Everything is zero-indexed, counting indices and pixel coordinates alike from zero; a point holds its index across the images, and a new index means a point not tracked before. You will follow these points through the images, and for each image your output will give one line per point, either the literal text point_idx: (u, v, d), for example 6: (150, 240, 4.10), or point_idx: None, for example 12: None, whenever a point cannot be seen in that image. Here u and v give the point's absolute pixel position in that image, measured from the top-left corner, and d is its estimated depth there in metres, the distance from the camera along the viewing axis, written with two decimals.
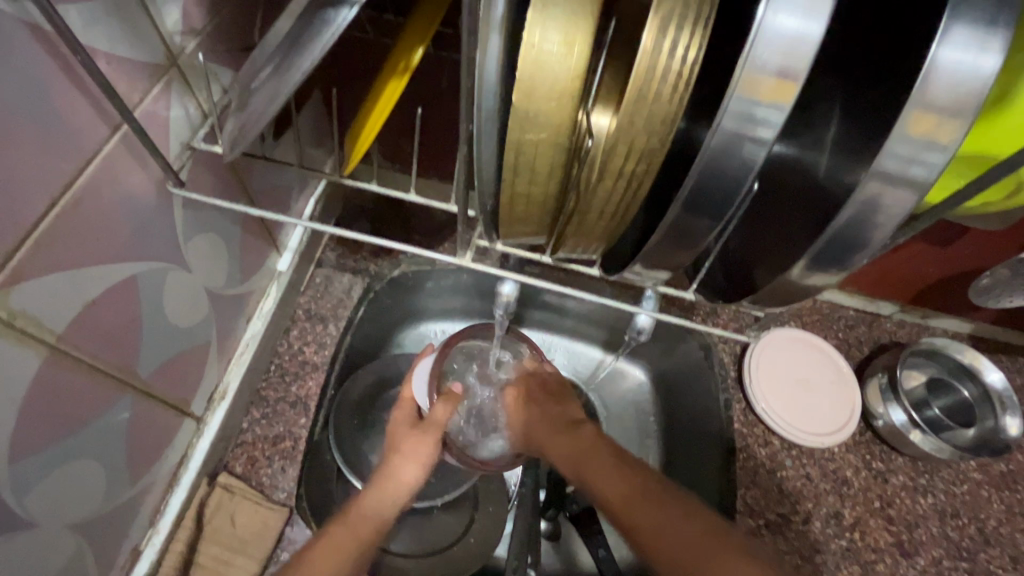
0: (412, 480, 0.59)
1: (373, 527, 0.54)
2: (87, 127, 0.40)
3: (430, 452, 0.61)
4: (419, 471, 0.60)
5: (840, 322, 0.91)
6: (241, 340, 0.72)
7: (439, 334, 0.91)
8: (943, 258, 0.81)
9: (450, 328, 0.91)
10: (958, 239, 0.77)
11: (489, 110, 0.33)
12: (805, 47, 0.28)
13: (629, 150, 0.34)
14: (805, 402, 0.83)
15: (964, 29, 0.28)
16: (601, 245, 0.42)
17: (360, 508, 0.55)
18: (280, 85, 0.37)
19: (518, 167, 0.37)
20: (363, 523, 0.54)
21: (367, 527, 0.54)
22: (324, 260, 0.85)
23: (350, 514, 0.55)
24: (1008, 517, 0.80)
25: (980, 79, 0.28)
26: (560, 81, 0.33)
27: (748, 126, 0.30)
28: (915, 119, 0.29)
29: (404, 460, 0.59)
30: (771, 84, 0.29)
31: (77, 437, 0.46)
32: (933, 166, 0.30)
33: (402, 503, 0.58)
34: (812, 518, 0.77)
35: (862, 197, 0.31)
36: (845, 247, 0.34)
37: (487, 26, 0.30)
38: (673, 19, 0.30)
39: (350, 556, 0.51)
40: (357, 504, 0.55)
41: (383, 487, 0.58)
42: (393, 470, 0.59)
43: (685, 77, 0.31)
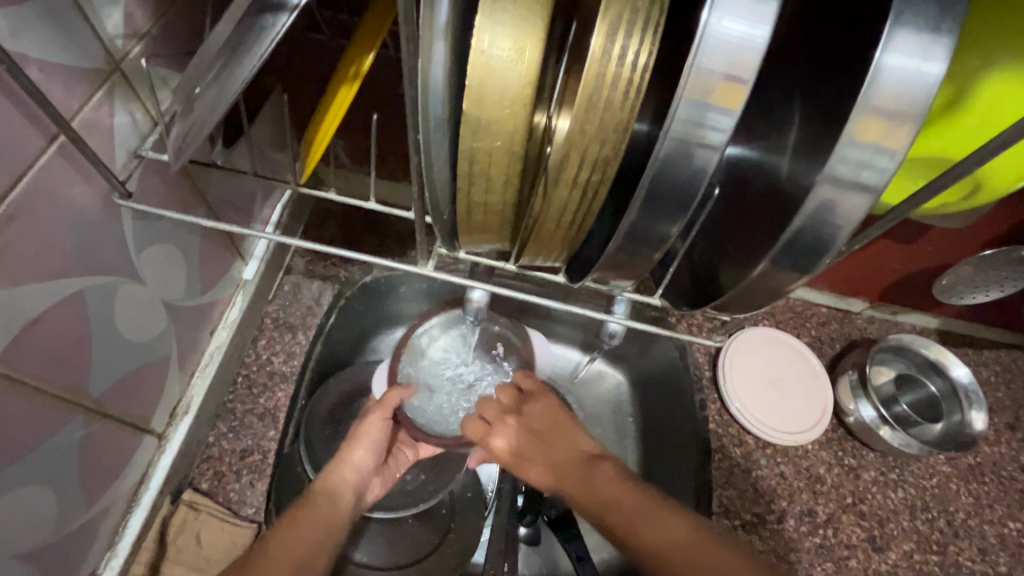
0: (363, 462, 0.63)
1: (331, 500, 0.58)
2: (20, 139, 0.38)
3: (382, 433, 0.64)
4: (373, 453, 0.64)
5: (813, 320, 0.91)
6: (204, 352, 0.70)
7: None
8: (908, 256, 0.82)
9: None
10: (925, 237, 0.78)
11: (437, 119, 0.32)
12: (751, 52, 0.27)
13: (583, 158, 0.33)
14: (778, 400, 0.84)
15: (909, 33, 0.28)
16: (562, 253, 0.42)
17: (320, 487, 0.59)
18: (222, 93, 0.35)
19: (472, 176, 0.36)
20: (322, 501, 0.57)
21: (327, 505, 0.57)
22: (293, 267, 0.83)
23: (311, 494, 0.58)
24: (975, 509, 0.82)
25: (927, 84, 0.28)
26: (511, 87, 0.32)
27: (697, 132, 0.29)
28: (864, 125, 0.29)
29: (359, 442, 0.63)
30: (719, 90, 0.28)
31: (21, 463, 0.44)
32: (883, 171, 0.29)
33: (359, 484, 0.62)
34: (786, 516, 0.78)
35: (816, 203, 0.31)
36: (803, 253, 0.33)
37: (429, 33, 0.29)
38: (622, 23, 0.29)
39: (309, 530, 0.54)
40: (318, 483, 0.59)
41: (343, 467, 0.62)
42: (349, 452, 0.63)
43: (635, 83, 0.30)
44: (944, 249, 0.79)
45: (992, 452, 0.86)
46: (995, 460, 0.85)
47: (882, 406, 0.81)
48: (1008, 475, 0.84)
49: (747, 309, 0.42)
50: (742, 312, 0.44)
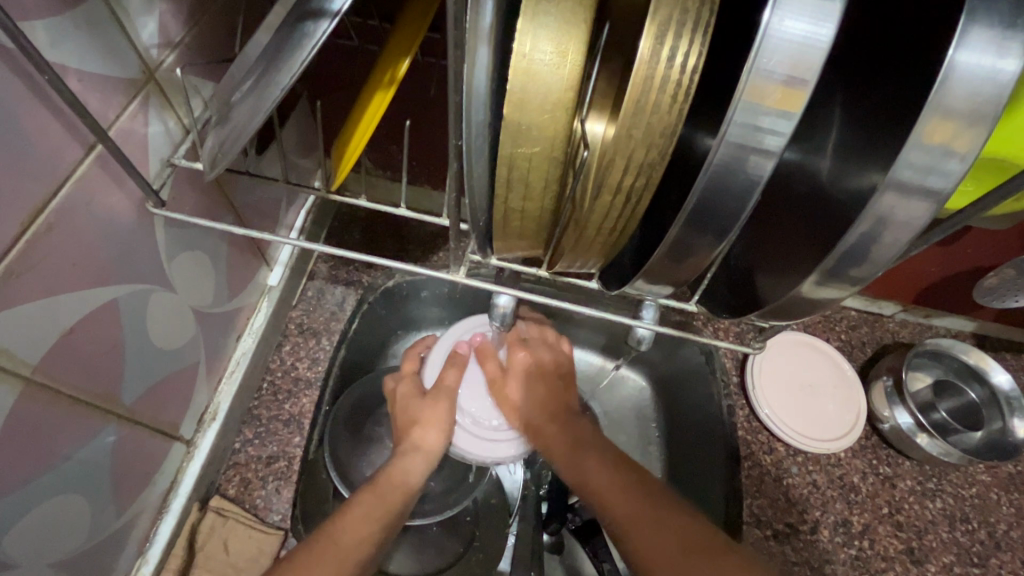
0: (434, 446, 0.64)
1: (397, 493, 0.60)
2: (60, 149, 0.38)
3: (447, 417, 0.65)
4: (441, 436, 0.65)
5: (843, 324, 0.89)
6: (231, 358, 0.70)
7: None
8: (944, 258, 0.80)
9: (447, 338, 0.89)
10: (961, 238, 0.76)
11: (479, 124, 0.31)
12: (814, 53, 0.26)
13: (628, 164, 0.32)
14: (808, 407, 0.81)
15: (981, 31, 0.26)
16: (598, 260, 0.41)
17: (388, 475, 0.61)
18: (260, 101, 0.35)
19: (511, 182, 0.35)
20: (390, 489, 0.60)
21: (395, 492, 0.60)
22: (316, 273, 0.83)
23: (379, 481, 0.61)
24: (1018, 520, 0.79)
25: (1001, 84, 0.27)
26: (553, 91, 0.32)
27: (754, 137, 0.28)
28: (931, 128, 0.27)
29: (427, 430, 0.64)
30: (778, 93, 0.27)
31: (56, 472, 0.44)
32: (950, 175, 0.28)
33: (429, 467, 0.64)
34: (819, 527, 0.75)
35: (875, 209, 0.30)
36: (858, 259, 0.32)
37: (474, 37, 0.28)
38: (672, 25, 0.28)
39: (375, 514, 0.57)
40: (386, 472, 0.61)
41: (411, 456, 0.63)
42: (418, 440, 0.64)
43: (685, 86, 0.29)
44: (982, 250, 0.76)
45: None
46: None
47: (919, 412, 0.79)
48: None
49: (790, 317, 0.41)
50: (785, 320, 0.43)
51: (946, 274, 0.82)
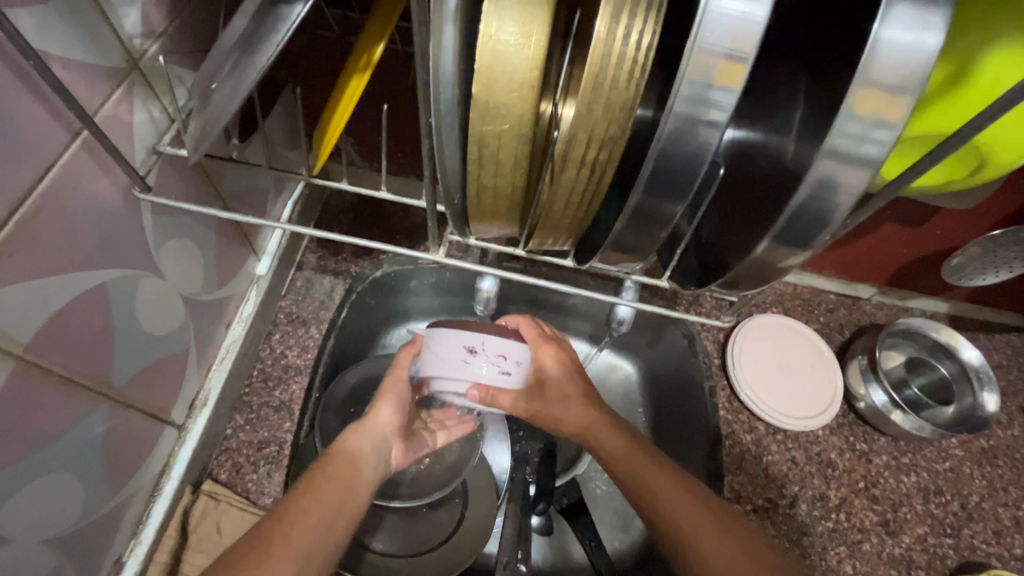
0: (388, 418, 0.67)
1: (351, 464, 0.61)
2: (46, 133, 0.39)
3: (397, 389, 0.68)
4: (395, 410, 0.67)
5: (821, 307, 0.92)
6: (221, 346, 0.71)
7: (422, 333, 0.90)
8: (915, 241, 0.82)
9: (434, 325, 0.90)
10: (930, 220, 0.78)
11: (448, 102, 0.33)
12: (751, 28, 0.28)
13: (590, 139, 0.34)
14: (787, 386, 0.84)
15: (905, 6, 0.28)
16: (571, 236, 0.43)
17: (340, 446, 0.63)
18: (239, 84, 0.37)
19: (482, 159, 0.37)
20: (342, 456, 0.61)
21: (346, 459, 0.61)
22: (305, 263, 0.85)
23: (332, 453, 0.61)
24: (989, 492, 0.81)
25: (924, 56, 0.29)
26: (519, 70, 0.33)
27: (700, 108, 0.30)
28: (863, 98, 0.29)
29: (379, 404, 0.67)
30: (720, 67, 0.29)
31: (47, 451, 0.45)
32: (883, 144, 0.30)
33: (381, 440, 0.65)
34: (798, 501, 0.78)
35: (817, 177, 0.32)
36: (807, 227, 0.34)
37: (440, 17, 0.30)
38: (625, 4, 0.30)
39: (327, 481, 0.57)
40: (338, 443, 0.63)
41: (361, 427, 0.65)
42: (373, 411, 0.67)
43: (640, 63, 0.31)
44: (950, 231, 0.79)
45: (1005, 436, 0.86)
46: (1008, 443, 0.85)
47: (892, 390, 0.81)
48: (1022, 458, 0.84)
49: (754, 287, 0.43)
50: (750, 292, 0.45)
51: (918, 256, 0.84)
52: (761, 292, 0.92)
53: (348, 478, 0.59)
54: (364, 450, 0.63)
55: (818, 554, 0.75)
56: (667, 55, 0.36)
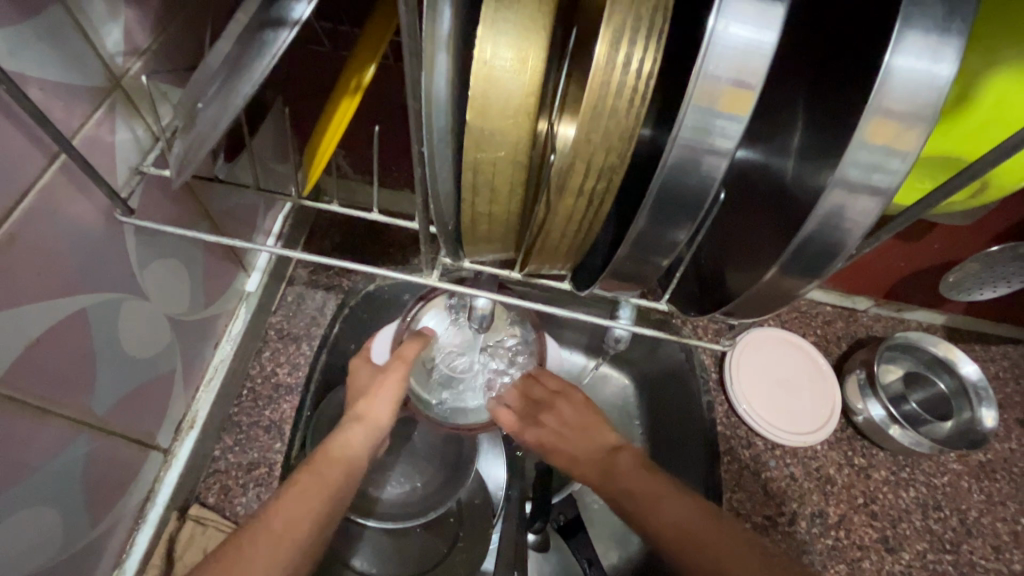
0: (379, 419, 0.64)
1: (342, 468, 0.59)
2: (23, 158, 0.38)
3: (400, 391, 0.65)
4: (389, 409, 0.64)
5: (818, 319, 0.91)
6: (209, 365, 0.69)
7: None
8: (913, 253, 0.81)
9: None
10: (927, 235, 0.77)
11: (441, 130, 0.32)
12: (758, 56, 0.27)
13: (589, 167, 0.33)
14: (785, 400, 0.83)
15: (918, 35, 0.27)
16: (568, 261, 0.41)
17: (329, 450, 0.60)
18: (224, 111, 0.35)
19: (477, 186, 0.36)
20: (333, 464, 0.58)
21: (337, 467, 0.58)
22: (296, 278, 0.83)
23: (317, 458, 0.59)
24: (988, 506, 0.81)
25: (936, 85, 0.28)
26: (514, 97, 0.32)
27: (705, 138, 0.29)
28: (874, 129, 0.28)
29: (375, 400, 0.64)
30: (726, 96, 0.28)
31: (24, 485, 0.44)
32: (895, 173, 0.29)
33: (371, 446, 0.63)
34: (797, 518, 0.77)
35: (826, 207, 0.31)
36: (815, 256, 0.33)
37: (432, 45, 0.28)
38: (626, 31, 0.29)
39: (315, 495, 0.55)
40: (324, 448, 0.60)
41: (355, 428, 0.62)
42: (364, 411, 0.63)
43: (641, 91, 0.30)
44: (949, 245, 0.78)
45: (1002, 449, 0.85)
46: (1006, 456, 0.85)
47: (893, 405, 0.81)
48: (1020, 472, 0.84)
49: (755, 316, 0.42)
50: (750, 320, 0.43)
51: (919, 269, 0.83)
52: None
53: (338, 489, 0.57)
54: (357, 459, 0.60)
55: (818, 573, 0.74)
56: (665, 78, 0.35)
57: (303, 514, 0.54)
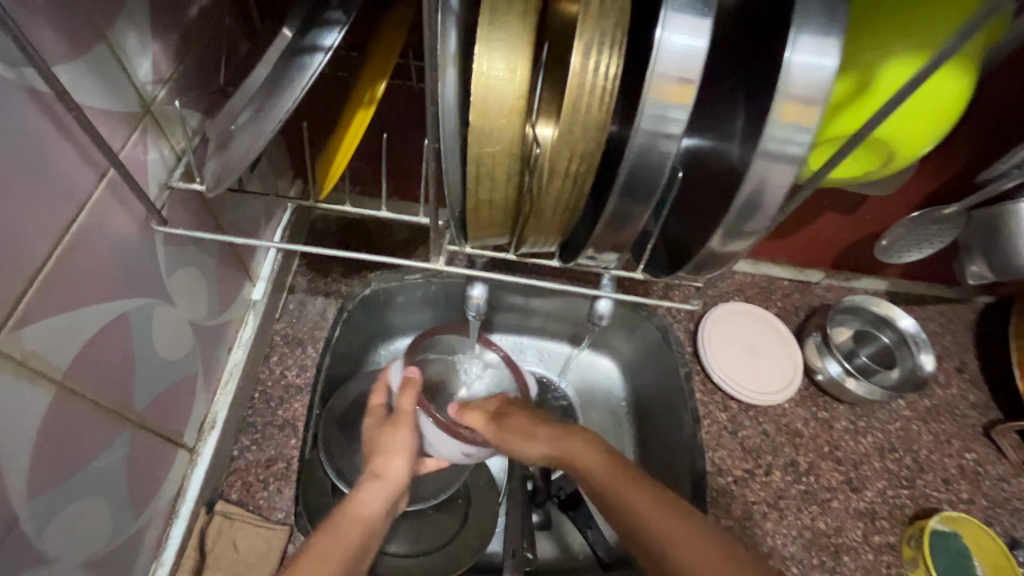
0: (395, 477, 0.64)
1: (362, 527, 0.59)
2: (79, 176, 0.43)
3: (412, 443, 0.66)
4: (406, 463, 0.64)
5: (777, 292, 1.01)
6: (224, 369, 0.74)
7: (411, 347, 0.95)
8: (852, 225, 0.91)
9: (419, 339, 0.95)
10: (860, 207, 0.87)
11: (451, 129, 0.39)
12: (695, 58, 0.35)
13: (571, 154, 0.40)
14: (753, 365, 0.92)
15: (809, 38, 0.36)
16: (558, 237, 0.49)
17: (348, 509, 0.60)
18: (262, 124, 0.42)
19: (479, 176, 0.43)
20: (352, 525, 0.59)
21: (357, 529, 0.59)
22: (296, 286, 0.88)
23: (334, 523, 0.59)
24: (936, 445, 0.91)
25: (827, 74, 0.36)
26: (507, 99, 0.40)
27: (661, 124, 0.37)
28: (784, 109, 0.37)
29: (391, 457, 0.64)
30: (675, 90, 0.36)
31: (84, 473, 0.48)
32: (803, 143, 0.38)
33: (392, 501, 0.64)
34: (772, 469, 0.86)
35: (756, 174, 0.39)
36: (752, 215, 0.41)
37: (443, 61, 0.36)
38: (593, 43, 0.36)
39: (339, 561, 0.55)
40: (343, 507, 0.60)
41: (370, 488, 0.63)
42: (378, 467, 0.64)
43: (608, 89, 0.38)
44: (881, 215, 0.88)
45: (944, 394, 0.96)
46: (948, 400, 0.96)
47: (846, 360, 0.91)
48: (960, 413, 0.95)
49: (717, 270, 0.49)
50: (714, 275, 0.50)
51: (858, 237, 0.93)
52: (723, 283, 1.01)
53: (359, 549, 0.58)
54: (376, 515, 0.61)
55: (795, 516, 0.82)
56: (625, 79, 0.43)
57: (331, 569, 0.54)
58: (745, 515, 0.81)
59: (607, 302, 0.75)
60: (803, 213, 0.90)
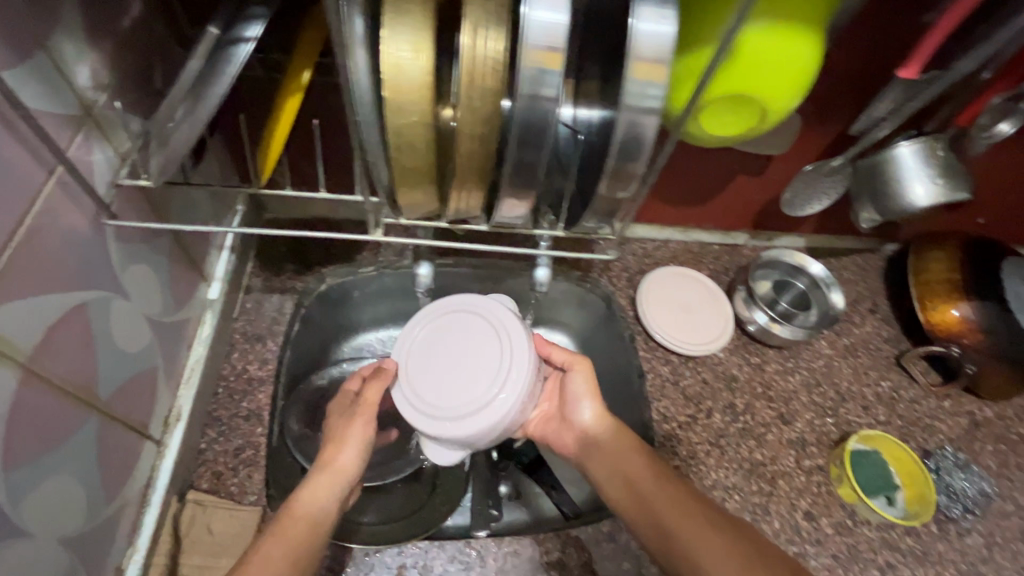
0: (346, 466, 0.70)
1: (310, 520, 0.63)
2: (29, 173, 0.47)
3: (364, 436, 0.72)
4: (357, 453, 0.71)
5: (708, 256, 1.10)
6: (185, 366, 0.77)
7: (377, 341, 0.97)
8: (763, 185, 1.00)
9: (387, 332, 0.98)
10: (766, 168, 0.96)
11: (366, 103, 0.45)
12: (558, 29, 0.42)
13: (475, 120, 0.46)
14: (688, 321, 1.00)
15: (649, 8, 0.43)
16: (480, 200, 0.55)
17: (294, 505, 0.64)
18: (197, 113, 0.46)
19: (399, 147, 0.49)
20: (298, 518, 0.62)
21: (303, 520, 0.62)
22: (252, 286, 0.92)
23: (283, 517, 0.62)
24: (856, 376, 1.02)
25: (667, 37, 0.44)
26: (415, 76, 0.46)
27: (539, 86, 0.44)
28: (637, 68, 0.44)
29: (341, 448, 0.71)
30: (546, 56, 0.43)
31: (55, 453, 0.51)
32: (657, 96, 0.45)
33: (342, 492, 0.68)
34: (712, 412, 0.94)
35: (623, 124, 0.47)
36: (635, 160, 0.49)
37: (351, 43, 0.42)
38: (481, 21, 0.43)
39: (284, 550, 0.58)
40: (290, 503, 0.64)
41: (319, 480, 0.67)
42: (327, 458, 0.70)
43: (499, 60, 0.44)
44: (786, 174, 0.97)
45: (861, 332, 1.07)
46: (864, 337, 1.06)
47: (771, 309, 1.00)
48: (875, 347, 1.05)
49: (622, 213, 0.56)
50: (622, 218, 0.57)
51: (770, 196, 1.02)
52: (658, 251, 1.09)
53: (308, 542, 0.61)
54: (324, 509, 0.65)
55: (734, 452, 0.90)
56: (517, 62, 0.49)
57: (279, 555, 0.58)
58: (690, 455, 0.89)
59: (545, 269, 0.82)
60: (718, 179, 0.99)
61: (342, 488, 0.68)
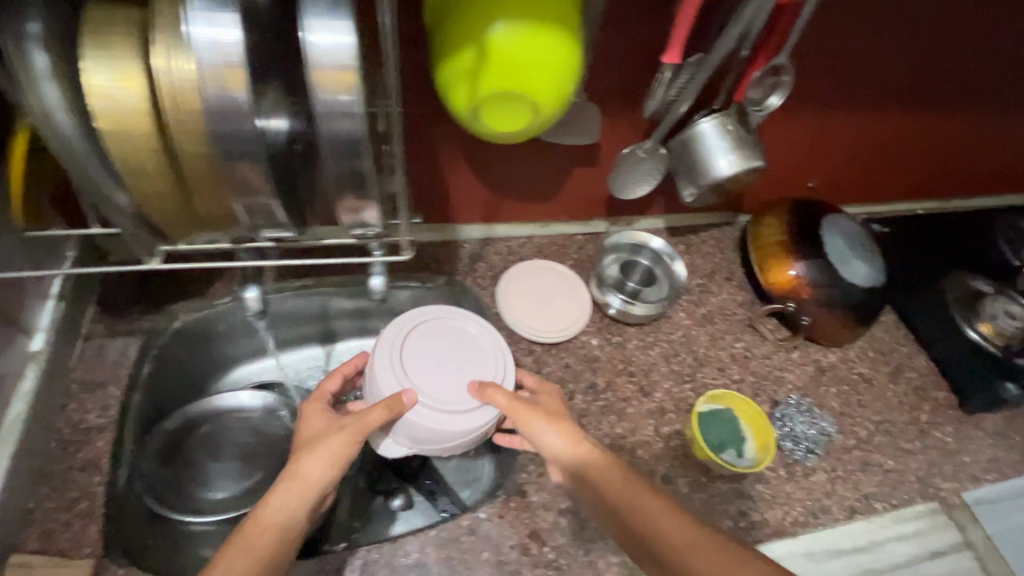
0: (314, 479, 0.68)
1: (264, 546, 0.64)
2: None
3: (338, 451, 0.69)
4: (327, 467, 0.68)
5: (574, 247, 1.12)
6: (5, 424, 0.74)
7: (244, 378, 0.98)
8: (603, 172, 1.05)
9: (253, 369, 0.99)
10: (598, 156, 1.01)
11: (67, 130, 0.49)
12: (225, 44, 0.46)
13: (183, 136, 0.49)
14: (547, 310, 1.04)
15: (322, 21, 0.50)
16: (228, 214, 0.57)
17: (258, 518, 0.65)
18: None
19: (130, 171, 0.50)
20: (262, 534, 0.64)
21: (267, 537, 0.64)
22: (91, 334, 0.87)
23: (243, 531, 0.64)
24: (712, 342, 1.07)
25: (344, 49, 0.50)
26: (125, 104, 0.47)
27: (224, 96, 0.47)
28: (321, 76, 0.51)
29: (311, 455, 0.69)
30: (221, 70, 0.47)
31: None
32: (350, 102, 0.52)
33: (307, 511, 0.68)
34: (574, 394, 0.97)
35: (324, 129, 0.53)
36: (360, 155, 0.55)
37: (37, 79, 0.48)
38: (166, 45, 0.47)
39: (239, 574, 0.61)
40: (255, 515, 0.66)
41: (287, 492, 0.67)
42: (301, 467, 0.68)
43: (186, 78, 0.47)
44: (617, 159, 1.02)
45: (719, 301, 1.12)
46: (721, 304, 1.12)
47: (623, 291, 1.05)
48: (731, 312, 1.12)
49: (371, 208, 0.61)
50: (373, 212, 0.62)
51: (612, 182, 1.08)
52: (522, 247, 1.11)
53: (263, 558, 0.63)
54: (289, 529, 0.66)
55: (596, 428, 0.94)
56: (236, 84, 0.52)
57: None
58: None
59: (379, 278, 0.86)
60: (559, 172, 1.03)
61: (312, 501, 0.68)
